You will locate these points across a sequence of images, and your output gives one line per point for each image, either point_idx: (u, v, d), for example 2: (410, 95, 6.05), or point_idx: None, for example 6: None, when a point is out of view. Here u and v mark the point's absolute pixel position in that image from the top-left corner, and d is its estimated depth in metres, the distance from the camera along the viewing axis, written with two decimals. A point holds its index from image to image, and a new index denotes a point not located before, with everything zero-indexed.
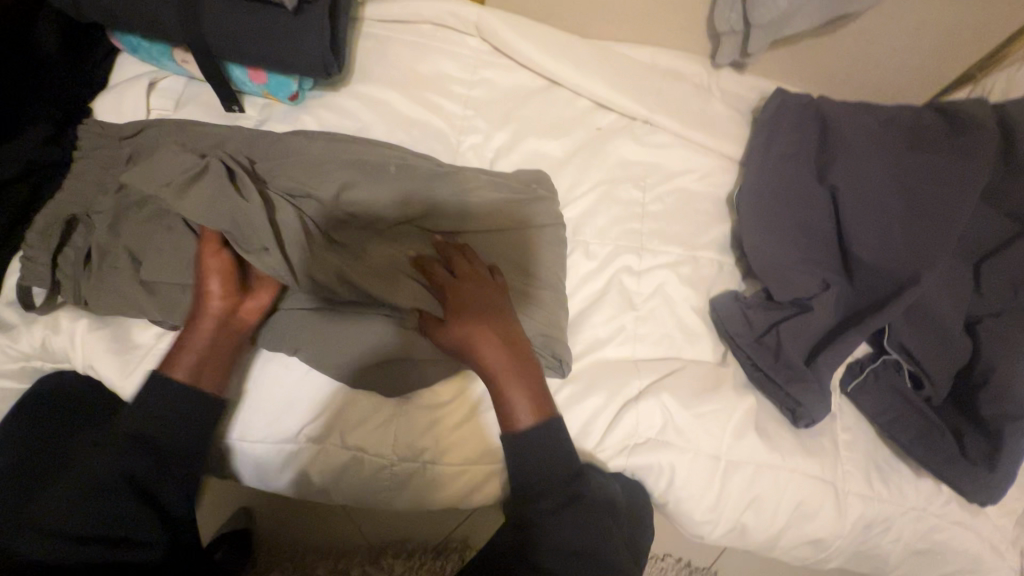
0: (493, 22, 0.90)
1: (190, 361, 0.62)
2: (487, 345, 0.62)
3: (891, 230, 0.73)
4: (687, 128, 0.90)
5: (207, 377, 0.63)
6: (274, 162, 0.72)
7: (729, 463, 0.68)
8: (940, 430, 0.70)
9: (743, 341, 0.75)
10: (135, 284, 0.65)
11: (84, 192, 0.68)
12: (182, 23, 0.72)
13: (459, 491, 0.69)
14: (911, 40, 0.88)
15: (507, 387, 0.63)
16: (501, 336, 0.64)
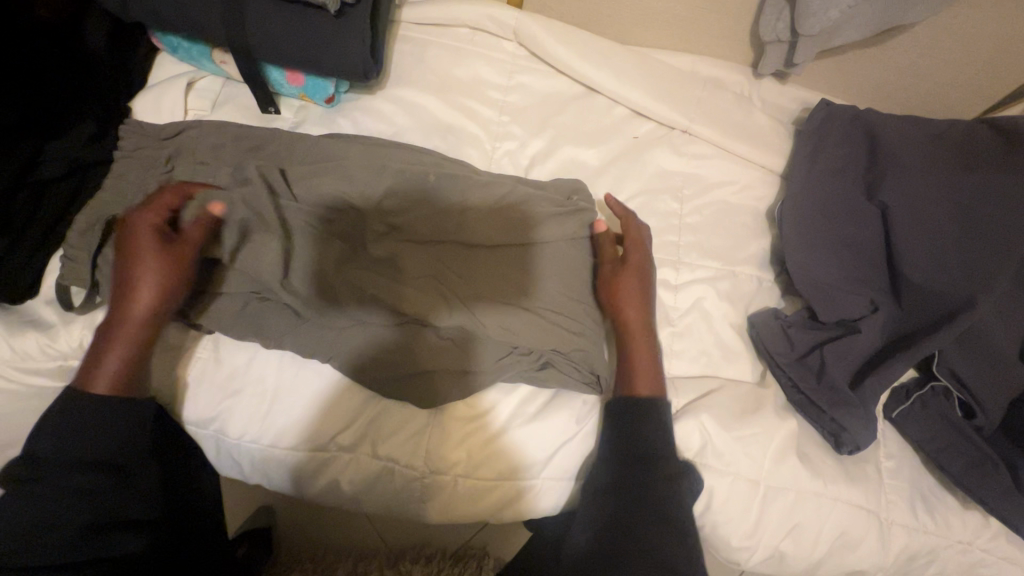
0: (531, 26, 0.89)
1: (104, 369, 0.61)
2: (631, 311, 0.70)
3: (944, 252, 0.71)
4: (728, 139, 0.87)
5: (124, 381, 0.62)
6: (312, 166, 0.71)
7: (769, 488, 0.66)
8: (992, 462, 0.67)
9: (784, 361, 0.73)
10: None
11: (126, 193, 0.68)
12: (225, 25, 0.72)
13: (493, 505, 0.69)
14: (966, 54, 0.85)
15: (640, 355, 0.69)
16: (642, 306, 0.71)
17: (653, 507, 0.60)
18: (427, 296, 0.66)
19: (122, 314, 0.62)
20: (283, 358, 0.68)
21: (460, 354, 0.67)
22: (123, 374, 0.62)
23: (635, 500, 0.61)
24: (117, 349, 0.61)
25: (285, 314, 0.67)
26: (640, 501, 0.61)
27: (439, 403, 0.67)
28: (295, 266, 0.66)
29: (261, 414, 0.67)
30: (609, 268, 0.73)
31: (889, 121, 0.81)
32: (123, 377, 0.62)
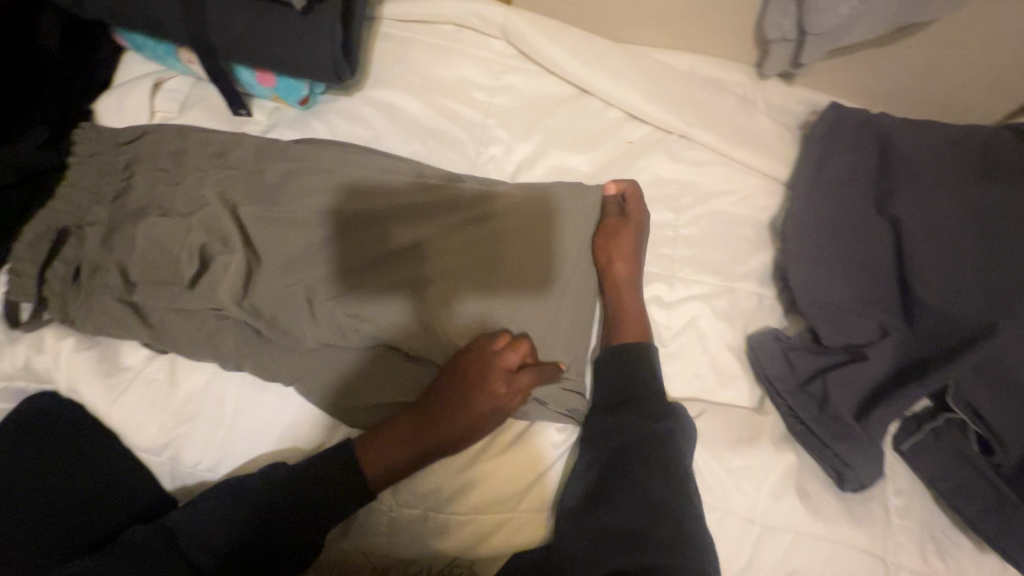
0: (520, 24, 0.83)
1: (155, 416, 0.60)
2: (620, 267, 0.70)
3: (962, 271, 0.65)
4: (728, 144, 0.82)
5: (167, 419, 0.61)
6: (280, 175, 0.67)
7: (765, 527, 0.61)
8: (1012, 502, 0.61)
9: (783, 388, 0.67)
10: (126, 304, 0.61)
11: (79, 202, 0.64)
12: (187, 22, 0.67)
13: (463, 544, 0.63)
14: (989, 54, 0.78)
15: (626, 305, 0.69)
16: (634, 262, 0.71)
17: (644, 462, 0.59)
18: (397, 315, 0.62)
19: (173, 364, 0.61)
20: (242, 380, 0.64)
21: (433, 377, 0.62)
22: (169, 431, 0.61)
23: (623, 461, 0.59)
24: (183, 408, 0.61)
25: (246, 333, 0.63)
26: (629, 459, 0.60)
27: None
28: (257, 282, 0.62)
29: (219, 441, 0.62)
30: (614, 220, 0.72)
31: (904, 126, 0.75)
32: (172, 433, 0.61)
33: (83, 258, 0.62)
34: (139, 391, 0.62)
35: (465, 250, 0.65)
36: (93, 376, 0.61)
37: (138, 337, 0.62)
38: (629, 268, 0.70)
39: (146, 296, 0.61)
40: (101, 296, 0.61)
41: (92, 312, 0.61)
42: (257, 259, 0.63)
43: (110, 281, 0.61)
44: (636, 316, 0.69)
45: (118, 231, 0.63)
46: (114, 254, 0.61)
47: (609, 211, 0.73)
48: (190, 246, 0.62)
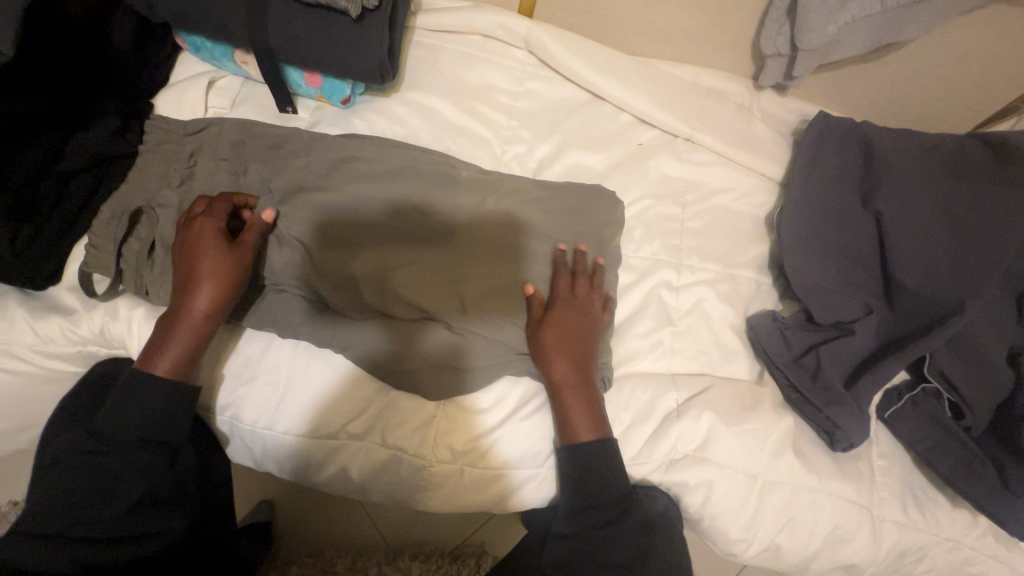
0: (542, 35, 0.92)
1: (168, 358, 0.63)
2: (559, 355, 0.67)
3: (936, 258, 0.73)
4: (728, 147, 0.91)
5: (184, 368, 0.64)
6: (331, 165, 0.74)
7: (766, 483, 0.68)
8: (980, 460, 0.69)
9: (781, 361, 0.75)
10: None
11: (148, 185, 0.71)
12: (249, 26, 0.75)
13: (496, 494, 0.71)
14: (958, 71, 0.89)
15: (568, 398, 0.66)
16: (577, 350, 0.68)
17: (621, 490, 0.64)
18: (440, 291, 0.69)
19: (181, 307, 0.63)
20: (297, 348, 0.71)
21: (471, 346, 0.69)
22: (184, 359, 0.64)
23: (605, 466, 0.65)
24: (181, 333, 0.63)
25: (303, 305, 0.70)
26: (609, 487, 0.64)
27: (446, 393, 0.69)
28: (313, 261, 0.69)
29: (275, 401, 0.69)
30: (560, 307, 0.69)
31: (883, 133, 0.84)
32: (185, 361, 0.64)
33: (156, 236, 0.68)
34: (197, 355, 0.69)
35: (497, 236, 0.73)
36: None
37: None
38: (576, 375, 0.67)
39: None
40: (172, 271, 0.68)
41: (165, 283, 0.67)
42: (310, 240, 0.70)
43: None
44: (586, 410, 0.66)
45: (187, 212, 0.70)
46: None
47: (559, 278, 0.71)
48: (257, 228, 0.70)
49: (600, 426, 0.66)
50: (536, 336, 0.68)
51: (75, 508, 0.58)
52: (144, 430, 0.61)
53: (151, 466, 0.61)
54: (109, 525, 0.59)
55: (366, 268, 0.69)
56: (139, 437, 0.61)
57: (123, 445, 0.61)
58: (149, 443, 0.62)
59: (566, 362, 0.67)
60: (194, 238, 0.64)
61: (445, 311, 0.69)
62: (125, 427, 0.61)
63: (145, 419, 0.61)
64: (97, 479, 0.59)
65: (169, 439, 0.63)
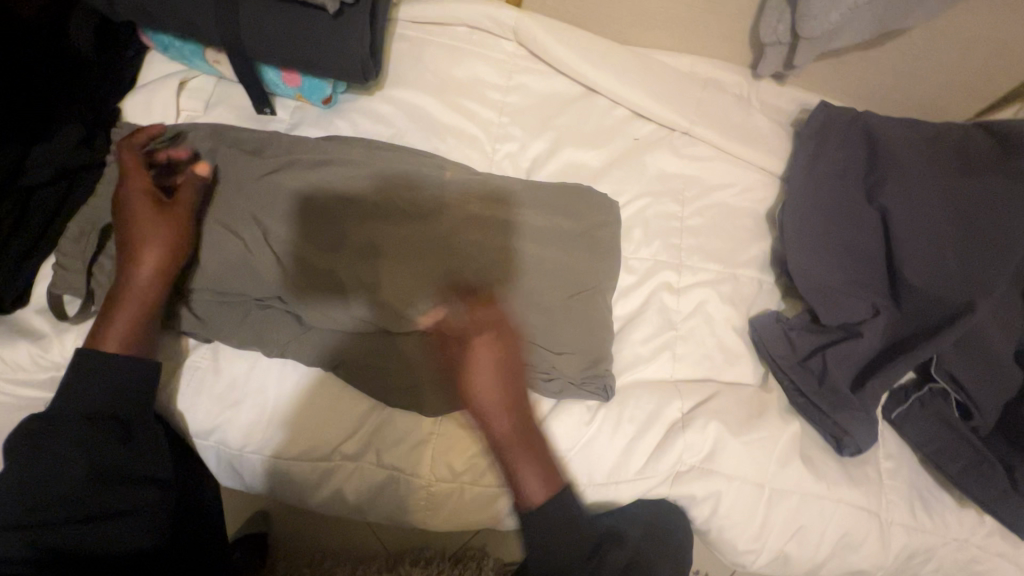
0: (531, 26, 0.88)
1: (118, 333, 0.61)
2: (495, 412, 0.62)
3: (945, 256, 0.71)
4: (728, 140, 0.88)
5: (139, 342, 0.62)
6: (311, 170, 0.70)
7: (773, 492, 0.66)
8: (990, 462, 0.68)
9: (785, 364, 0.74)
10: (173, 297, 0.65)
11: (119, 198, 0.67)
12: (220, 24, 0.70)
13: (499, 511, 0.68)
14: (962, 59, 0.86)
15: (519, 461, 0.62)
16: (516, 402, 0.63)
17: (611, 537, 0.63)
18: (434, 301, 0.65)
19: (123, 280, 0.61)
20: (283, 366, 0.68)
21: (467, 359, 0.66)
22: (131, 333, 0.61)
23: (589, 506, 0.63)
24: (124, 307, 0.61)
25: (291, 322, 0.66)
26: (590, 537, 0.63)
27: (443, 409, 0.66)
28: (296, 274, 0.65)
29: (263, 425, 0.66)
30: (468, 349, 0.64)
31: (887, 124, 0.82)
32: (131, 336, 0.61)
33: None
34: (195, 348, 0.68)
35: (489, 238, 0.69)
36: None
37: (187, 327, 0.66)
38: (515, 426, 0.63)
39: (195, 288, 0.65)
40: None
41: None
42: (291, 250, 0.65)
43: None
44: (535, 471, 0.62)
45: None
46: None
47: (573, 285, 0.69)
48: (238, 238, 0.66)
49: (552, 482, 0.62)
50: (471, 392, 0.63)
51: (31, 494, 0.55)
52: (93, 402, 0.59)
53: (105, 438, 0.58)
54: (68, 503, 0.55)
55: (353, 279, 0.65)
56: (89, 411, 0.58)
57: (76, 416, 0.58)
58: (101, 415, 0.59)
59: (504, 418, 0.62)
60: (131, 205, 0.62)
61: (437, 321, 0.65)
62: (74, 403, 0.58)
63: (95, 394, 0.59)
64: (46, 462, 0.56)
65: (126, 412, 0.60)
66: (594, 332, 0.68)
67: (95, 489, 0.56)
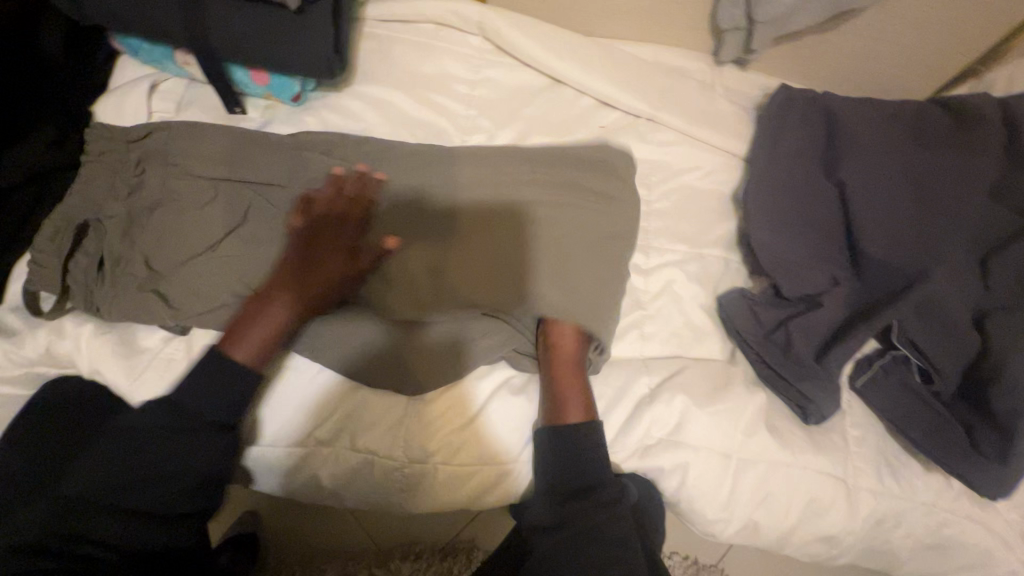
0: (496, 21, 0.90)
1: (252, 343, 0.63)
2: (565, 340, 0.68)
3: (900, 227, 0.74)
4: (692, 125, 0.90)
5: (265, 357, 0.64)
6: (280, 167, 0.73)
7: (740, 461, 0.68)
8: (949, 423, 0.70)
9: (751, 338, 0.75)
10: (149, 291, 0.66)
11: (94, 196, 0.70)
12: (186, 24, 0.71)
13: (473, 492, 0.69)
14: (916, 38, 0.89)
15: (565, 388, 0.67)
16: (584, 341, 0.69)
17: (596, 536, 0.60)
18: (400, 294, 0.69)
19: (264, 301, 0.64)
20: None
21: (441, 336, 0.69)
22: (264, 347, 0.63)
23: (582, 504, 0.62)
24: (267, 324, 0.63)
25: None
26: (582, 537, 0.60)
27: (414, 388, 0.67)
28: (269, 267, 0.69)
29: None
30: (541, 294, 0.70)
31: (843, 101, 0.84)
32: (262, 351, 0.63)
33: (105, 249, 0.68)
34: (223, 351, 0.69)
35: (454, 226, 0.72)
36: (113, 358, 0.66)
37: (159, 320, 0.66)
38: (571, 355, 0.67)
39: (170, 282, 0.67)
40: (123, 284, 0.67)
41: (119, 301, 0.66)
42: (276, 247, 0.70)
43: (135, 270, 0.67)
44: (580, 398, 0.67)
45: (137, 223, 0.69)
46: (138, 245, 0.68)
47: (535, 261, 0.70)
48: (210, 238, 0.69)
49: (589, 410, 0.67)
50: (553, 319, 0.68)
51: (97, 508, 0.55)
52: (167, 416, 0.60)
53: (157, 462, 0.57)
54: (116, 525, 0.55)
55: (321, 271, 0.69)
56: (157, 425, 0.59)
57: (148, 431, 0.59)
58: (162, 440, 0.58)
59: (569, 349, 0.68)
60: (314, 233, 0.67)
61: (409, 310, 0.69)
62: (164, 418, 0.59)
63: (187, 412, 0.60)
64: (127, 476, 0.57)
65: (193, 445, 0.59)
66: (557, 310, 0.68)
67: (135, 521, 0.56)
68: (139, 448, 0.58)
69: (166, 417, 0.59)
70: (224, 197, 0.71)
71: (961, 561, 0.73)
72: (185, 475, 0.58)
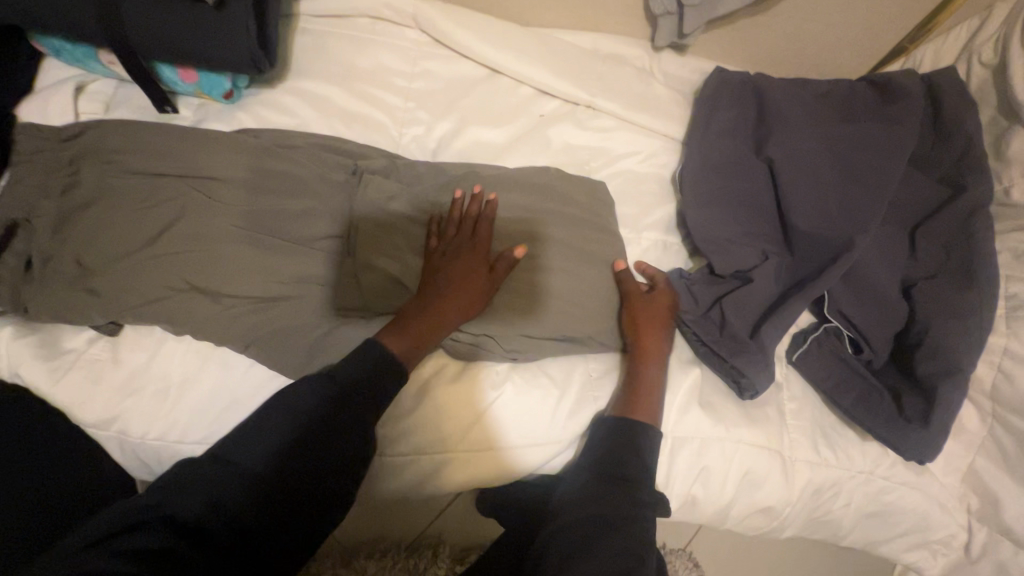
0: (430, 14, 0.90)
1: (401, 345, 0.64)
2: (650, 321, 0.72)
3: (827, 202, 0.75)
4: (630, 110, 0.90)
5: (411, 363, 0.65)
6: (213, 159, 0.72)
7: (675, 439, 0.69)
8: (879, 392, 0.71)
9: (687, 317, 0.75)
10: (79, 290, 0.66)
11: (25, 197, 0.69)
12: (103, 22, 0.71)
13: (412, 482, 0.70)
14: (844, 16, 0.90)
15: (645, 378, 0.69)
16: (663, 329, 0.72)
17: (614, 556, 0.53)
18: (338, 291, 0.70)
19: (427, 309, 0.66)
20: (187, 351, 0.68)
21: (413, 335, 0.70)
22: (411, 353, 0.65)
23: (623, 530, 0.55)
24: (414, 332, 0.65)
25: (205, 305, 0.67)
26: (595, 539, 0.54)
27: None
28: (203, 260, 0.67)
29: (166, 411, 0.66)
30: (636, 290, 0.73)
31: (774, 82, 0.85)
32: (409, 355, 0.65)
33: (34, 249, 0.67)
34: (157, 350, 0.68)
35: (385, 222, 0.72)
36: (34, 361, 0.66)
37: (89, 320, 0.66)
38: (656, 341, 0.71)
39: (100, 279, 0.66)
40: (52, 284, 0.66)
41: (47, 299, 0.66)
42: (212, 242, 0.68)
43: (64, 268, 0.66)
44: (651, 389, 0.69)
45: (67, 221, 0.69)
46: (67, 243, 0.67)
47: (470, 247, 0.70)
48: (146, 234, 0.68)
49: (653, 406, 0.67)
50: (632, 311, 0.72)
51: (222, 478, 0.51)
52: (302, 400, 0.57)
53: (239, 457, 0.53)
54: (211, 504, 0.50)
55: (263, 265, 0.69)
56: (306, 411, 0.56)
57: (313, 424, 0.56)
58: (272, 438, 0.55)
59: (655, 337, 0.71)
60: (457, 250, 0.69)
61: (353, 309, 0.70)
62: (312, 399, 0.57)
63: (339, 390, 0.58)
64: (249, 449, 0.54)
65: (294, 431, 0.55)
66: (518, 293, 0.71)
67: (221, 501, 0.50)
68: (265, 425, 0.55)
69: (313, 399, 0.57)
70: (157, 191, 0.70)
71: (903, 527, 0.75)
72: (263, 471, 0.53)
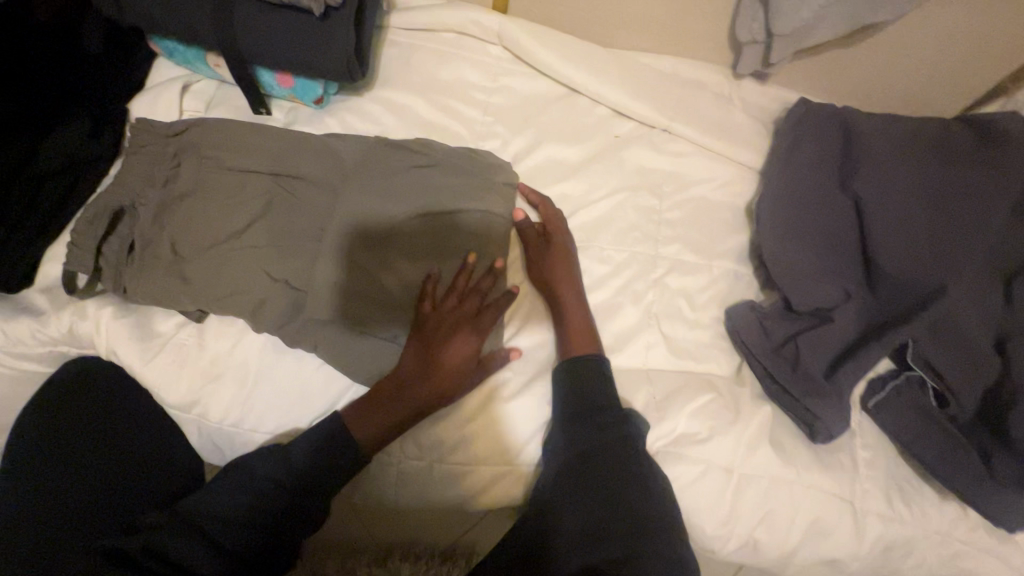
0: (514, 31, 0.91)
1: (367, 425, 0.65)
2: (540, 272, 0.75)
3: (915, 244, 0.72)
4: (708, 137, 0.89)
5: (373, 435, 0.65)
6: (302, 159, 0.75)
7: (742, 476, 0.67)
8: (965, 449, 0.67)
9: (758, 351, 0.73)
10: (175, 278, 0.69)
11: (130, 184, 0.73)
12: (216, 28, 0.75)
13: (472, 489, 0.71)
14: (941, 51, 0.87)
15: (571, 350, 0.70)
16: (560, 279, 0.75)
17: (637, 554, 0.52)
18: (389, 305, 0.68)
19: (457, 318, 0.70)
20: (265, 346, 0.71)
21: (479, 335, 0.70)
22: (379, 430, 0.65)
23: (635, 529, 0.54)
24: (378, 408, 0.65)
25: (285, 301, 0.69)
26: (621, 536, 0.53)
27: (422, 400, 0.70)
28: (286, 257, 0.71)
29: (245, 400, 0.69)
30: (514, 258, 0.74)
31: (864, 117, 0.82)
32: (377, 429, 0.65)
33: (136, 234, 0.71)
34: (239, 343, 0.71)
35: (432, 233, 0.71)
36: (130, 340, 0.70)
37: (181, 307, 0.70)
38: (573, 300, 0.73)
39: (194, 266, 0.69)
40: (151, 268, 0.70)
41: (144, 283, 0.69)
42: (299, 240, 0.72)
43: (162, 253, 0.70)
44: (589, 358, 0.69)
45: (168, 211, 0.73)
46: (167, 229, 0.71)
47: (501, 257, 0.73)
48: (238, 225, 0.72)
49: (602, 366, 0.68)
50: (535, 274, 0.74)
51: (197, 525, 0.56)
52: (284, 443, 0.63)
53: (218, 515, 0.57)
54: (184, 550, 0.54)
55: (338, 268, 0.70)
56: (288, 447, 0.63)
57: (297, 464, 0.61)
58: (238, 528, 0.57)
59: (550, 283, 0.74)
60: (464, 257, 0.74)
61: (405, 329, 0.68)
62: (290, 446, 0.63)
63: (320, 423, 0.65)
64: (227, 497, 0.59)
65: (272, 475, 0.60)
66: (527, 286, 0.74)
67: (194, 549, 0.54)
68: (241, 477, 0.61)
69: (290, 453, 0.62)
70: (252, 187, 0.73)
71: None
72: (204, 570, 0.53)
